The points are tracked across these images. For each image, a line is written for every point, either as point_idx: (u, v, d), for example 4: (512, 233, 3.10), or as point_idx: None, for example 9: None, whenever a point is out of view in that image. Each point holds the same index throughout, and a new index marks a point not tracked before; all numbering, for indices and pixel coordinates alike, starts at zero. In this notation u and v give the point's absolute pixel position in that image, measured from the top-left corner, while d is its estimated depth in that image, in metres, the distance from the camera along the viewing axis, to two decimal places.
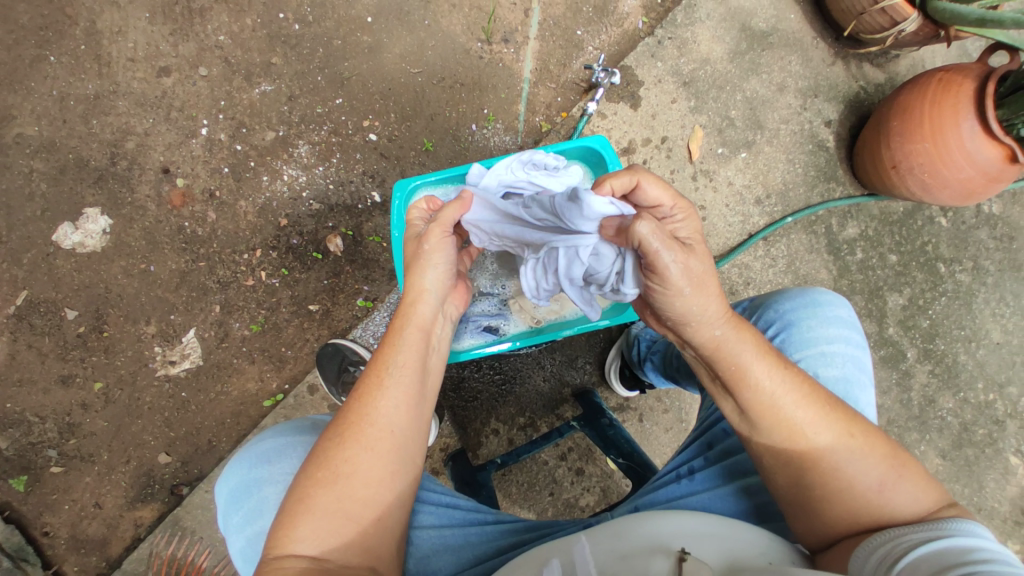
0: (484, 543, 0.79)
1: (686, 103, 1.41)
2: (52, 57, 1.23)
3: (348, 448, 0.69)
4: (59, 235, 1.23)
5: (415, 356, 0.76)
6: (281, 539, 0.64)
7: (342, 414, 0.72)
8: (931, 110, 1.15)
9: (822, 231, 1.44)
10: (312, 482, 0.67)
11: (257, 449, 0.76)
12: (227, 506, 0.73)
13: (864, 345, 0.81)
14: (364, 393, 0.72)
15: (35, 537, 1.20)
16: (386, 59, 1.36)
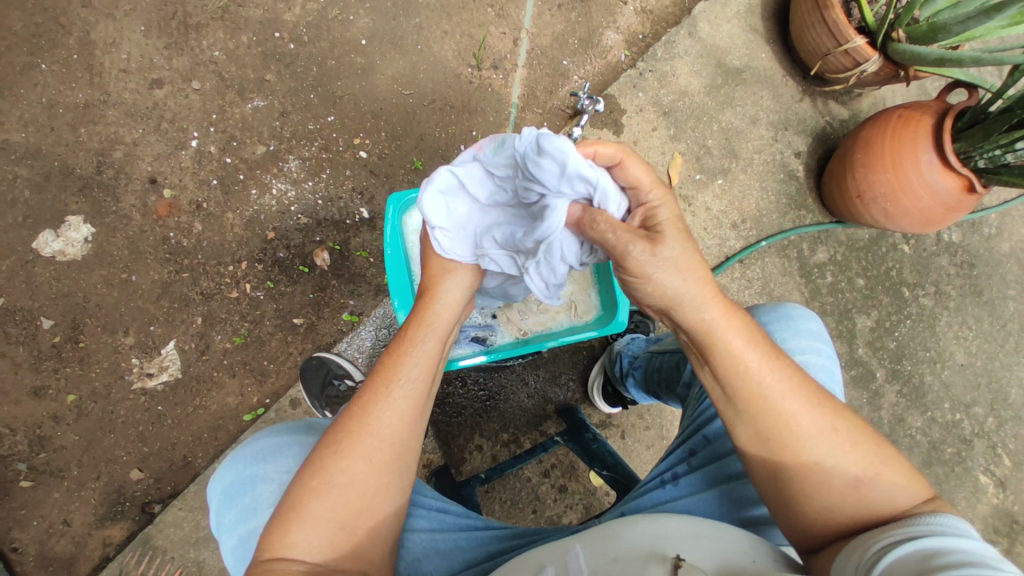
0: (474, 548, 0.80)
1: (666, 132, 1.48)
2: (43, 66, 1.24)
3: (347, 456, 0.70)
4: (40, 242, 1.20)
5: (421, 371, 0.79)
6: (274, 541, 0.66)
7: (344, 421, 0.73)
8: (893, 143, 1.23)
9: (794, 256, 1.51)
10: (308, 488, 0.68)
11: (253, 447, 0.75)
12: (222, 503, 0.73)
13: (833, 356, 0.88)
14: (365, 401, 0.74)
15: (5, 553, 1.14)
16: (379, 80, 1.39)
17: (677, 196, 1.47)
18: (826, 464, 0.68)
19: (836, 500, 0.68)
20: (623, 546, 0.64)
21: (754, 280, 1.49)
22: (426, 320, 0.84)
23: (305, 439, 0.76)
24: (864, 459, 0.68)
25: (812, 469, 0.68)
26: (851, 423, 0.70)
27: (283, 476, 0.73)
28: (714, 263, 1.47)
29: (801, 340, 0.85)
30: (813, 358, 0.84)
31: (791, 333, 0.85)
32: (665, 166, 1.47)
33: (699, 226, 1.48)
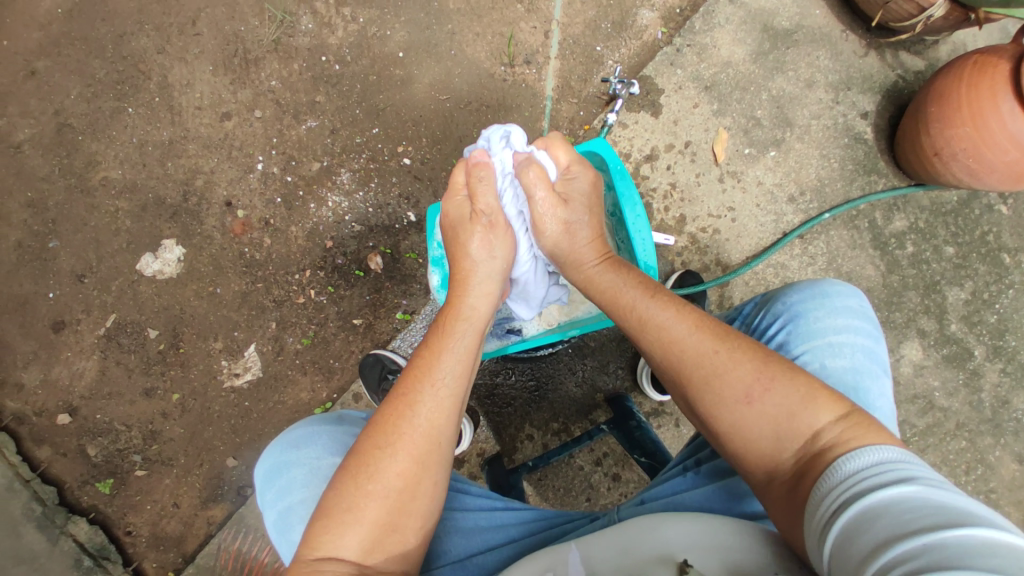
0: (493, 529, 0.79)
1: (709, 107, 1.42)
2: (129, 109, 1.44)
3: (403, 459, 0.70)
4: (142, 264, 1.41)
5: (461, 365, 0.80)
6: (316, 541, 0.66)
7: (389, 418, 0.73)
8: (968, 93, 1.09)
9: (866, 226, 1.38)
10: (366, 494, 0.68)
11: (289, 435, 0.81)
12: (262, 484, 0.79)
13: (877, 336, 0.81)
14: (418, 400, 0.74)
15: (118, 536, 1.33)
16: (417, 89, 1.47)
17: (725, 172, 1.40)
18: (742, 399, 0.72)
19: (768, 433, 0.71)
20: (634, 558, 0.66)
21: (818, 256, 1.37)
22: (461, 314, 0.87)
23: (335, 429, 0.81)
24: (782, 395, 0.71)
25: (736, 398, 0.72)
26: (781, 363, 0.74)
27: (314, 461, 0.77)
28: (770, 240, 1.38)
29: (836, 320, 0.80)
30: (849, 339, 0.78)
31: (824, 312, 0.80)
32: (709, 143, 1.41)
33: (752, 202, 1.40)
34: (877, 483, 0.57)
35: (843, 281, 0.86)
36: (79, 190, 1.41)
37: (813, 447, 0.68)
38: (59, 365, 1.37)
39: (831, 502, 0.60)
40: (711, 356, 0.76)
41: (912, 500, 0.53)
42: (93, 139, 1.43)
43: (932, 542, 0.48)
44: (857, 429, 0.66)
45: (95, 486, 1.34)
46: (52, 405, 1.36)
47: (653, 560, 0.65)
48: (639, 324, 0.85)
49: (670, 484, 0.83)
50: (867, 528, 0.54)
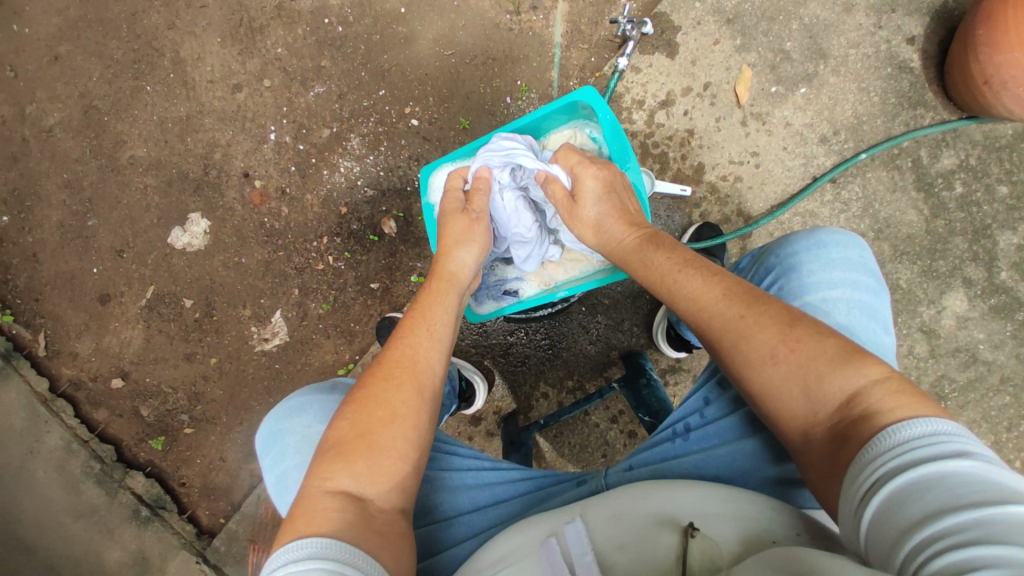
0: (480, 488, 0.84)
1: (731, 43, 1.31)
2: (147, 87, 1.48)
3: (403, 388, 0.76)
4: (173, 237, 1.48)
5: (445, 317, 0.88)
6: (329, 472, 0.68)
7: (389, 356, 0.80)
8: (1018, 13, 1.06)
9: (908, 166, 1.26)
10: (375, 420, 0.72)
11: (284, 405, 0.88)
12: (262, 450, 0.87)
13: (879, 291, 0.77)
14: (411, 341, 0.82)
15: (173, 487, 1.46)
16: (421, 46, 1.43)
17: (749, 115, 1.30)
18: (767, 360, 0.71)
19: (798, 394, 0.68)
20: (626, 532, 0.67)
21: (851, 201, 1.27)
22: (445, 273, 0.95)
23: (324, 398, 0.87)
24: (808, 355, 0.68)
25: (766, 370, 0.71)
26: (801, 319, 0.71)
27: (305, 429, 0.85)
28: (798, 186, 1.28)
29: (832, 274, 0.76)
30: (844, 295, 0.75)
31: (819, 266, 0.77)
32: (731, 83, 1.31)
33: (778, 145, 1.29)
34: (921, 454, 0.54)
35: (848, 230, 0.81)
36: (110, 169, 1.49)
37: (848, 412, 0.64)
38: (109, 335, 1.49)
39: (870, 472, 0.57)
40: (736, 322, 0.75)
41: (961, 474, 0.51)
42: (117, 119, 1.49)
43: (983, 519, 0.47)
44: (898, 395, 0.61)
45: (150, 443, 1.48)
46: (106, 371, 1.49)
47: (646, 523, 0.67)
48: (670, 290, 0.86)
49: (658, 450, 0.83)
50: (914, 502, 0.51)
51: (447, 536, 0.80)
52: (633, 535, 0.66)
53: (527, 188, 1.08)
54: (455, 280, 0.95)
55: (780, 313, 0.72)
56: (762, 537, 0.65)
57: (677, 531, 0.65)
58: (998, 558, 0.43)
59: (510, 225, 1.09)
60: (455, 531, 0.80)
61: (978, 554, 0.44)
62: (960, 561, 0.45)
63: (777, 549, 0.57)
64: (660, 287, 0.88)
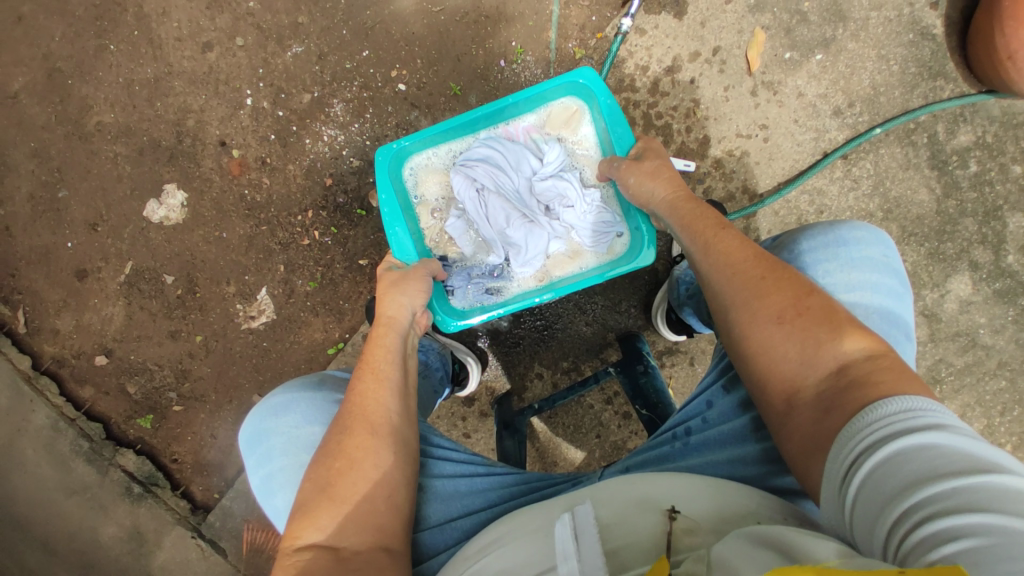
0: (472, 495, 0.81)
1: (744, 2, 1.20)
2: (111, 46, 1.36)
3: (358, 436, 0.73)
4: (148, 211, 1.40)
5: (382, 351, 0.84)
6: (297, 531, 0.66)
7: (340, 413, 0.77)
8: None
9: (924, 142, 1.20)
10: (333, 472, 0.70)
11: (268, 403, 0.83)
12: (245, 450, 0.82)
13: (899, 293, 0.76)
14: (359, 386, 0.79)
15: (166, 464, 1.46)
16: (406, 2, 1.32)
17: (759, 84, 1.21)
18: (773, 320, 0.69)
19: (792, 356, 0.67)
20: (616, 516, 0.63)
21: (862, 178, 1.21)
22: (382, 321, 0.90)
23: (311, 396, 0.82)
24: (814, 321, 0.67)
25: (754, 337, 0.70)
26: (811, 293, 0.70)
27: (291, 429, 0.80)
28: (808, 162, 1.22)
29: (849, 275, 0.76)
30: (861, 299, 0.74)
31: (836, 266, 0.76)
32: (742, 48, 1.21)
33: (789, 117, 1.22)
34: (899, 428, 0.52)
35: (869, 227, 0.80)
36: (77, 137, 1.39)
37: (836, 380, 0.63)
38: (89, 312, 1.44)
39: (853, 445, 0.55)
40: (755, 283, 0.73)
41: (938, 443, 0.49)
42: (80, 81, 1.37)
43: (957, 489, 0.45)
44: (887, 370, 0.60)
45: (139, 421, 1.46)
46: (90, 348, 1.45)
47: (632, 506, 0.64)
48: (708, 247, 0.81)
49: (657, 454, 0.82)
50: (890, 476, 0.49)
51: (437, 542, 0.77)
52: (618, 519, 0.62)
53: (503, 194, 1.09)
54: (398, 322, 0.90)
55: (798, 286, 0.70)
56: (749, 519, 0.63)
57: (656, 515, 0.62)
58: (977, 529, 0.42)
59: (494, 222, 1.10)
60: (446, 536, 0.78)
61: (955, 526, 0.43)
62: (938, 532, 0.43)
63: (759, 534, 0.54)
64: (693, 251, 0.84)
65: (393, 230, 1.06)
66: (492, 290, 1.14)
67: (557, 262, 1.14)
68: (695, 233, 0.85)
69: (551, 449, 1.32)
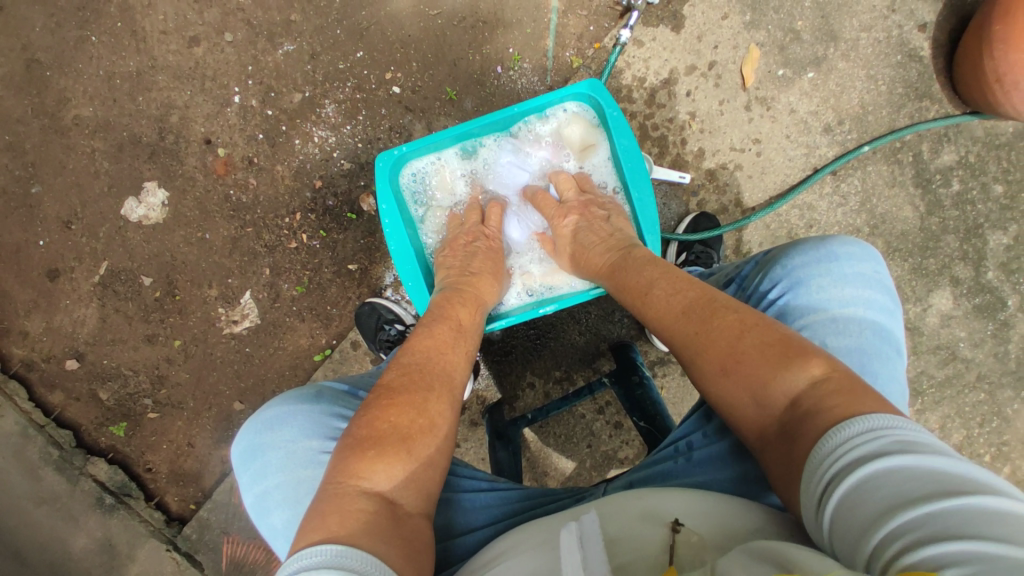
0: (477, 510, 0.80)
1: (740, 18, 1.22)
2: (91, 37, 1.30)
3: (443, 402, 0.73)
4: (127, 209, 1.35)
5: (473, 341, 0.87)
6: (365, 471, 0.63)
7: (429, 366, 0.77)
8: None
9: (909, 160, 1.24)
10: (416, 427, 0.69)
11: (263, 416, 0.80)
12: (238, 466, 0.79)
13: (889, 310, 0.76)
14: (446, 357, 0.80)
15: (139, 473, 1.40)
16: (403, 3, 1.30)
17: (753, 99, 1.23)
18: (715, 371, 0.70)
19: (749, 398, 0.67)
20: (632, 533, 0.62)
21: (850, 195, 1.24)
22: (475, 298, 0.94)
23: (309, 409, 0.79)
24: (754, 362, 0.67)
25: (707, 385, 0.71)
26: (750, 327, 0.69)
27: (288, 443, 0.77)
28: (799, 177, 1.24)
29: (843, 291, 0.76)
30: (855, 314, 0.74)
31: (829, 281, 0.77)
32: (738, 63, 1.23)
33: (781, 133, 1.24)
34: (869, 450, 0.52)
35: (859, 243, 0.81)
36: (52, 131, 1.32)
37: (794, 411, 0.62)
38: (60, 314, 1.37)
39: (829, 466, 0.54)
40: (691, 338, 0.74)
41: (906, 465, 0.49)
42: (57, 73, 1.31)
43: (934, 513, 0.44)
44: (839, 392, 0.59)
45: (111, 429, 1.40)
46: (60, 352, 1.38)
47: (643, 523, 0.63)
48: (642, 300, 0.84)
49: (664, 472, 0.81)
50: (864, 502, 0.48)
51: (441, 559, 0.75)
52: (622, 533, 0.61)
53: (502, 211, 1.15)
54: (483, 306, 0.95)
55: (731, 325, 0.70)
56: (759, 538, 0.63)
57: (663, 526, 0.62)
58: (959, 553, 0.41)
59: None
60: (449, 556, 0.75)
61: (939, 551, 0.42)
62: (922, 561, 0.42)
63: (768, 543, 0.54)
64: (634, 307, 0.85)
65: (393, 240, 1.03)
66: None
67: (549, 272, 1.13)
68: (629, 278, 0.88)
69: (542, 460, 1.31)
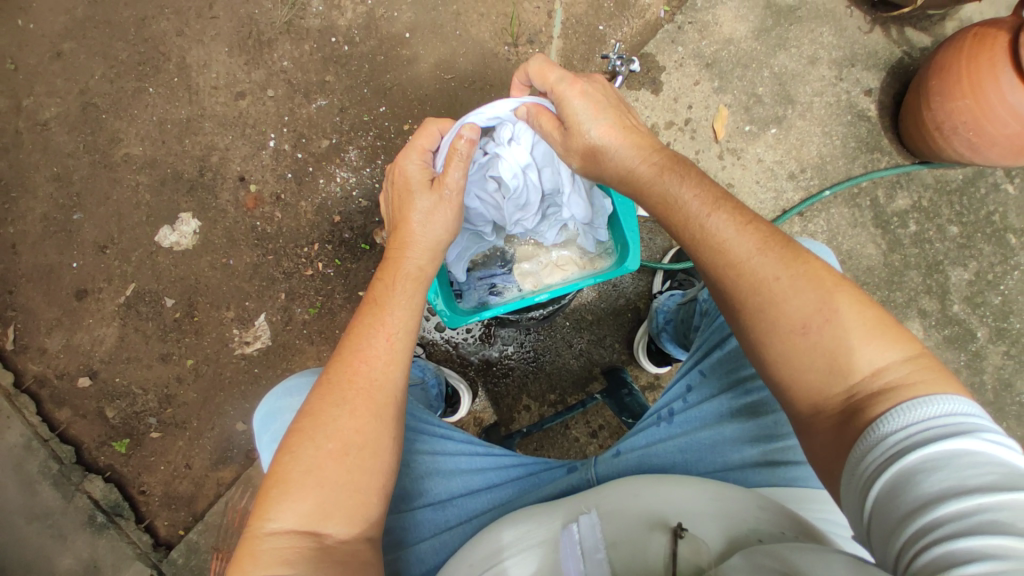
0: (472, 473, 0.85)
1: (709, 84, 1.43)
2: (150, 88, 1.51)
3: (359, 417, 0.73)
4: (160, 236, 1.48)
5: (408, 321, 0.83)
6: (273, 513, 0.67)
7: (341, 375, 0.76)
8: (969, 65, 1.20)
9: (867, 204, 1.39)
10: (324, 454, 0.71)
11: (283, 384, 0.87)
12: (257, 427, 0.84)
13: None
14: (358, 351, 0.79)
15: (133, 495, 1.42)
16: (422, 68, 1.51)
17: (725, 149, 1.41)
18: (797, 330, 0.67)
19: (820, 366, 0.65)
20: (621, 533, 0.67)
21: (817, 233, 1.38)
22: (405, 274, 0.88)
23: None
24: (840, 328, 0.65)
25: (771, 332, 0.69)
26: (840, 287, 0.68)
27: None
28: (770, 217, 1.39)
29: None
30: None
31: None
32: (709, 120, 1.42)
33: (751, 178, 1.40)
34: (937, 434, 0.53)
35: (813, 243, 0.93)
36: (102, 165, 1.49)
37: (871, 383, 0.63)
38: (81, 332, 1.46)
39: (874, 456, 0.56)
40: (770, 285, 0.70)
41: (972, 457, 0.50)
42: (115, 117, 1.50)
43: (987, 507, 0.46)
44: (925, 371, 0.61)
45: (113, 447, 1.43)
46: (74, 369, 1.45)
47: (640, 523, 0.67)
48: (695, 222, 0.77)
49: (645, 434, 0.85)
50: (918, 484, 0.50)
51: (440, 518, 0.81)
52: (623, 535, 0.66)
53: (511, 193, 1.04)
54: (417, 275, 0.89)
55: (816, 280, 0.68)
56: (750, 534, 0.65)
57: (667, 531, 0.65)
58: (999, 548, 0.43)
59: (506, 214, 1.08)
60: (448, 515, 0.82)
61: (983, 541, 0.44)
62: (961, 551, 0.44)
63: (764, 553, 0.57)
64: (685, 229, 0.79)
65: None
66: (495, 290, 1.21)
67: (547, 270, 1.20)
68: (664, 191, 0.83)
69: None
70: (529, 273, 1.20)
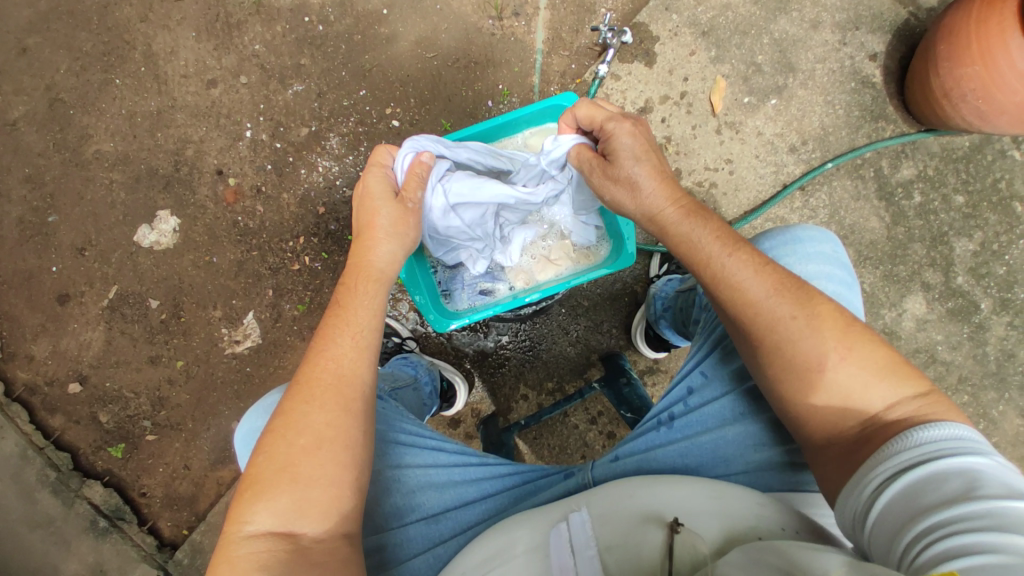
0: (466, 484, 0.83)
1: (706, 54, 1.35)
2: (117, 80, 1.43)
3: (328, 412, 0.70)
4: (139, 235, 1.43)
5: (371, 313, 0.80)
6: (248, 514, 0.65)
7: (308, 374, 0.73)
8: (978, 29, 1.13)
9: (871, 175, 1.34)
10: (297, 451, 0.68)
11: (264, 401, 0.84)
12: (240, 447, 0.82)
13: (849, 283, 0.83)
14: (320, 350, 0.75)
15: (133, 498, 1.41)
16: (402, 47, 1.43)
17: (723, 124, 1.35)
18: (819, 373, 0.66)
19: (834, 401, 0.66)
20: (615, 533, 0.64)
21: (819, 208, 1.33)
22: (368, 269, 0.84)
23: None
24: (863, 361, 0.65)
25: (795, 368, 0.68)
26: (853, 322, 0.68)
27: None
28: (770, 193, 1.34)
29: (807, 266, 0.83)
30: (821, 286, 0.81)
31: (795, 259, 0.83)
32: (706, 93, 1.35)
33: (750, 153, 1.34)
34: (924, 454, 0.56)
35: (819, 227, 0.87)
36: (74, 164, 1.42)
37: (880, 417, 0.63)
38: (67, 337, 1.42)
39: (881, 470, 0.58)
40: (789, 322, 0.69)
41: (959, 470, 0.53)
42: (83, 112, 1.43)
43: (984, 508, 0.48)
44: (935, 405, 0.62)
45: (108, 451, 1.41)
46: (63, 375, 1.42)
47: (634, 520, 0.64)
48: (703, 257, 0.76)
49: (644, 439, 0.83)
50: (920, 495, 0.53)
51: (433, 534, 0.80)
52: (618, 535, 0.63)
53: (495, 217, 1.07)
54: (380, 270, 0.85)
55: (837, 315, 0.68)
56: (750, 533, 0.64)
57: (664, 526, 0.63)
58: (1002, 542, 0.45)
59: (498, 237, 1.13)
60: (442, 528, 0.80)
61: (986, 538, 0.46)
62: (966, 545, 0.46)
63: (759, 547, 0.55)
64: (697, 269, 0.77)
65: None
66: (484, 289, 1.18)
67: (540, 266, 1.17)
68: (688, 233, 0.79)
69: None
70: (521, 270, 1.17)
